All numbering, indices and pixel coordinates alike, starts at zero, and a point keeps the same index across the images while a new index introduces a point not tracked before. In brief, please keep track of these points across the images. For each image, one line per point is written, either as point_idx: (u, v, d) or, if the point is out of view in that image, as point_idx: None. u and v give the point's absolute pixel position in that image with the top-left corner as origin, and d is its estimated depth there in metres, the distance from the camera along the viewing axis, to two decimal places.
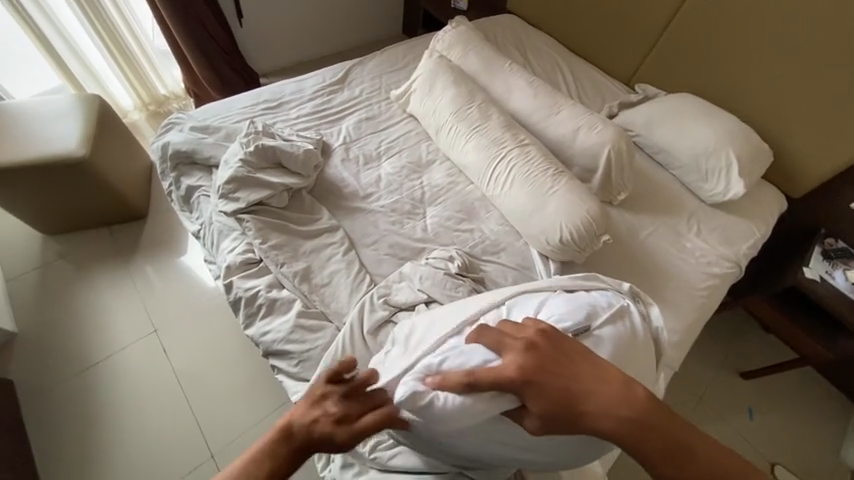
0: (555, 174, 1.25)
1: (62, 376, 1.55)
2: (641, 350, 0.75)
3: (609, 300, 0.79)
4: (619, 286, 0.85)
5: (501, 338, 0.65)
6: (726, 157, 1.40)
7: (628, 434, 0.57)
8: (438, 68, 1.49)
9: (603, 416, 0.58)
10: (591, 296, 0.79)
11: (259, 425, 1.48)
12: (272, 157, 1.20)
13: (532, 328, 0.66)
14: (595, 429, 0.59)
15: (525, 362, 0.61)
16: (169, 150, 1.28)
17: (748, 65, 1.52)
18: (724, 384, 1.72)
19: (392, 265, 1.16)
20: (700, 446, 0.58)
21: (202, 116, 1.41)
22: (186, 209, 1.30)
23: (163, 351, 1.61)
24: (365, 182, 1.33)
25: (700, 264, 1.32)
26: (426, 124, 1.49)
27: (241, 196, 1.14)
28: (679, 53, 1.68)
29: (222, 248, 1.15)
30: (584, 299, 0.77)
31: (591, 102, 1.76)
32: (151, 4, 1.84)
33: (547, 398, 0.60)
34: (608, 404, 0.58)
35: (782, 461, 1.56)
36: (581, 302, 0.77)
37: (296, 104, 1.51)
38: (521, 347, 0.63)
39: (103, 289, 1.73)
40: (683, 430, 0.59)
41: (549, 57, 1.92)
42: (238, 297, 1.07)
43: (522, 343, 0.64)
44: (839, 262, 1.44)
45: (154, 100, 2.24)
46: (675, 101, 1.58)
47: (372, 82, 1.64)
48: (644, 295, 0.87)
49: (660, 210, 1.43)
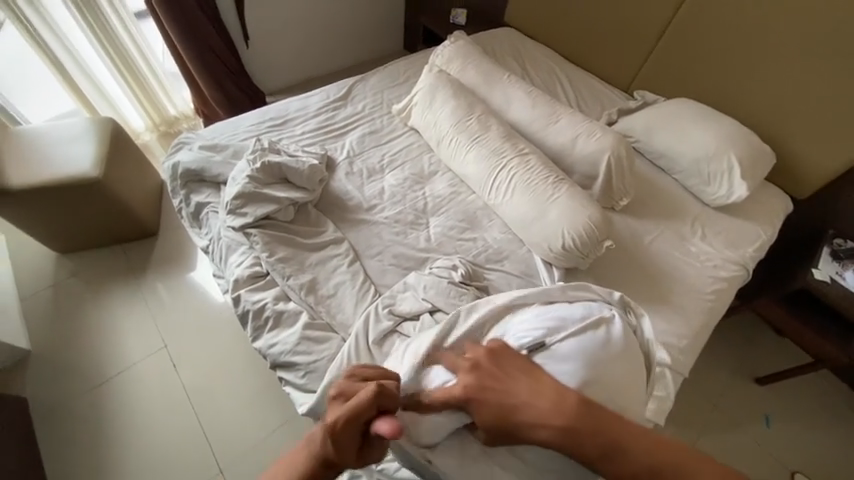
0: (555, 181, 1.27)
1: (75, 392, 1.57)
2: (624, 358, 0.78)
3: (587, 311, 0.82)
4: (609, 297, 0.90)
5: (455, 360, 0.74)
6: (728, 161, 1.41)
7: (563, 444, 0.61)
8: (438, 82, 1.53)
9: (538, 428, 0.62)
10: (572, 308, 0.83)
11: (267, 439, 1.49)
12: (278, 173, 1.24)
13: (481, 348, 0.72)
14: (532, 439, 0.63)
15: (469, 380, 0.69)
16: (179, 169, 1.32)
17: (745, 69, 1.54)
18: (738, 390, 1.68)
19: (396, 275, 1.17)
20: (639, 453, 0.59)
21: (211, 135, 1.46)
22: (195, 225, 1.33)
23: (173, 366, 1.63)
24: (368, 194, 1.35)
25: (705, 268, 1.31)
26: (427, 136, 1.52)
27: (248, 211, 1.17)
28: (676, 60, 1.70)
29: (230, 262, 1.18)
30: (554, 312, 0.81)
31: (590, 110, 1.78)
32: (162, 30, 1.93)
33: (488, 413, 0.66)
34: (542, 415, 0.62)
35: (802, 469, 1.52)
36: (550, 316, 0.81)
37: (301, 121, 1.55)
38: (467, 366, 0.70)
39: (115, 306, 1.77)
40: (623, 440, 0.60)
41: (547, 67, 1.95)
42: (246, 310, 1.09)
43: (469, 363, 0.71)
44: (849, 262, 1.42)
45: (164, 120, 2.31)
46: (674, 106, 1.60)
47: (374, 97, 1.68)
48: (636, 304, 0.95)
49: (663, 215, 1.43)
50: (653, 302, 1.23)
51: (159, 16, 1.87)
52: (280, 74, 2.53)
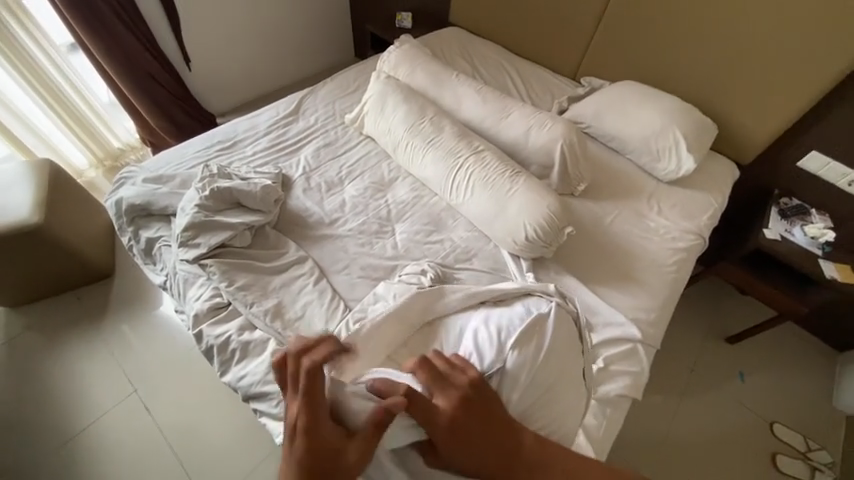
0: (512, 174, 1.28)
1: (37, 457, 1.45)
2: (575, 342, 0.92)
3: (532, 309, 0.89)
4: (547, 289, 1.00)
5: (439, 380, 0.68)
6: (673, 136, 1.47)
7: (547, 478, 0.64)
8: (387, 88, 1.52)
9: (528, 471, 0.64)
10: (513, 312, 0.90)
11: (255, 473, 1.42)
12: (230, 198, 1.19)
13: (464, 377, 0.69)
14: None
15: (459, 418, 0.65)
16: (123, 205, 1.25)
17: (678, 47, 1.61)
18: (713, 353, 1.75)
19: (365, 287, 1.15)
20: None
21: (155, 165, 1.39)
22: (149, 262, 1.27)
23: (145, 411, 1.54)
24: (329, 208, 1.33)
25: (664, 241, 1.36)
26: (383, 143, 1.50)
27: (201, 241, 1.12)
28: (615, 44, 1.76)
29: (189, 296, 1.12)
30: (503, 315, 0.89)
31: (541, 100, 1.82)
32: (93, 60, 1.84)
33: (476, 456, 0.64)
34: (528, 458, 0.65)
35: (780, 420, 1.61)
36: (498, 319, 0.88)
37: (252, 140, 1.51)
38: (456, 397, 0.67)
39: (74, 357, 1.65)
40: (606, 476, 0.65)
41: (495, 62, 1.98)
42: (210, 345, 1.04)
43: (457, 393, 0.67)
44: (796, 219, 1.53)
45: (110, 154, 2.20)
46: (618, 89, 1.65)
47: (326, 108, 1.65)
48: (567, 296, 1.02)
49: (621, 194, 1.48)
50: (620, 280, 1.26)
51: (90, 48, 1.78)
52: (229, 93, 2.45)
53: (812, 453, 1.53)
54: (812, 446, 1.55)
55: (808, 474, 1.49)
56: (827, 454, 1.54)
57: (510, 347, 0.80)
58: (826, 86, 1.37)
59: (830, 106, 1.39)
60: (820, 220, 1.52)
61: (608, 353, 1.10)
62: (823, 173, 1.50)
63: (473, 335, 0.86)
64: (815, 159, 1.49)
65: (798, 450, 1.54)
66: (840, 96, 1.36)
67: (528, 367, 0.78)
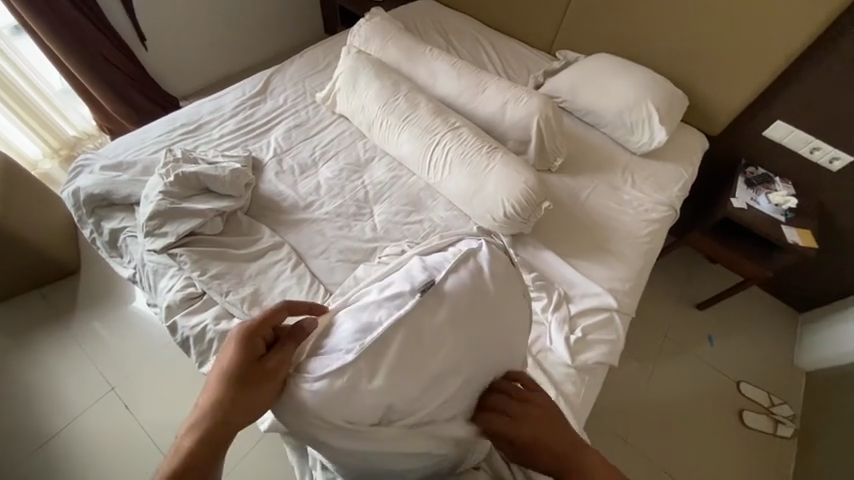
0: (490, 151, 1.28)
1: (14, 461, 1.40)
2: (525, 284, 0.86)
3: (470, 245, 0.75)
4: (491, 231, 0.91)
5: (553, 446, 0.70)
6: (647, 108, 1.48)
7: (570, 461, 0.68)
8: (359, 63, 1.46)
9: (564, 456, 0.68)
10: (446, 252, 0.75)
11: (251, 453, 1.40)
12: (196, 184, 1.13)
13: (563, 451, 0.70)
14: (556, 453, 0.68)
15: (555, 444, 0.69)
16: (81, 196, 1.18)
17: (651, 18, 1.60)
18: (685, 318, 1.84)
19: (345, 270, 1.13)
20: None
21: (114, 152, 1.31)
22: (115, 255, 1.21)
23: (125, 407, 1.50)
24: (303, 192, 1.29)
25: (638, 213, 1.39)
26: (357, 122, 1.46)
27: (169, 230, 1.07)
28: (589, 16, 1.73)
29: (160, 288, 1.08)
30: (441, 254, 0.74)
31: (517, 75, 1.79)
32: (43, 45, 1.70)
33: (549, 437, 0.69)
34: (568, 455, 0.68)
35: (746, 377, 1.71)
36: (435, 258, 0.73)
37: (218, 123, 1.43)
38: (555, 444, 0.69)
39: (44, 358, 1.58)
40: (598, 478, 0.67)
41: (469, 36, 1.93)
42: (185, 336, 1.01)
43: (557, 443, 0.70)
44: (761, 188, 1.59)
45: (65, 143, 2.06)
46: (592, 62, 1.64)
47: (295, 87, 1.58)
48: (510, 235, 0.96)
49: (596, 168, 1.49)
50: (597, 253, 1.29)
51: (33, 26, 1.62)
52: (190, 74, 2.31)
53: (774, 407, 1.65)
54: (775, 401, 1.67)
55: (772, 426, 1.62)
56: (788, 407, 1.66)
57: (445, 277, 0.68)
58: (791, 55, 1.39)
59: (795, 75, 1.42)
60: (784, 188, 1.58)
61: (586, 323, 1.14)
62: (787, 141, 1.55)
63: (406, 270, 0.72)
64: (780, 128, 1.54)
65: (762, 404, 1.66)
66: (803, 65, 1.40)
67: (469, 297, 0.67)
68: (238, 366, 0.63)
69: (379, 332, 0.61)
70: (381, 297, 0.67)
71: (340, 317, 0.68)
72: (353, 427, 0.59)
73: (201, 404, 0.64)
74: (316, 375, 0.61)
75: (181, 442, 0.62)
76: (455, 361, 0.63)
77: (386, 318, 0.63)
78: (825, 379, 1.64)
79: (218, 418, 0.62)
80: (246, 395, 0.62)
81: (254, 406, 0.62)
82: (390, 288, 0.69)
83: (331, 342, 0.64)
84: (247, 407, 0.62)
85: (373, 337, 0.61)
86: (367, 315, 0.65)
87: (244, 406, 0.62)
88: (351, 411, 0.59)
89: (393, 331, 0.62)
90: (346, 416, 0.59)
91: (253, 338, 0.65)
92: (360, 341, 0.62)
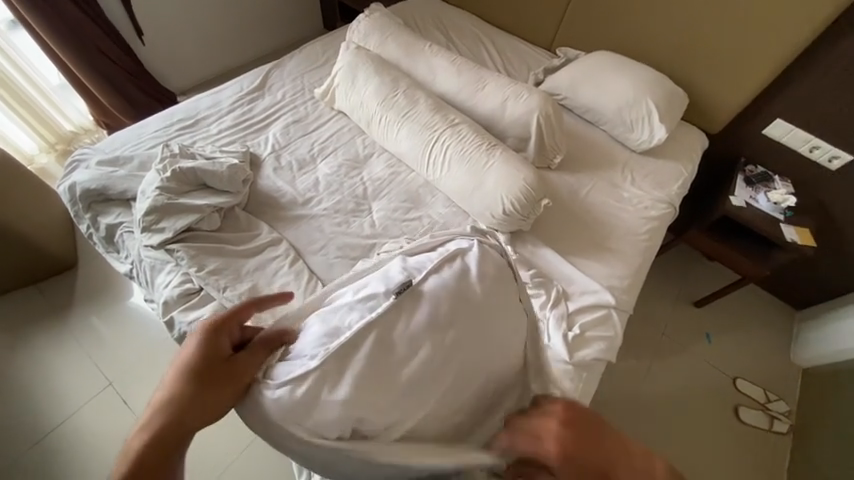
0: (489, 147, 1.27)
1: (13, 456, 1.40)
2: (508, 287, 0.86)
3: (456, 247, 0.77)
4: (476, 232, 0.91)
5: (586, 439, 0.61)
6: (646, 106, 1.48)
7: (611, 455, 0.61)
8: (357, 59, 1.45)
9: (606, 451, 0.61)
10: (430, 255, 0.77)
11: (248, 449, 1.40)
12: (194, 179, 1.13)
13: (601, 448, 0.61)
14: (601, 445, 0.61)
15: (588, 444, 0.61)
16: (77, 191, 1.17)
17: (653, 15, 1.59)
18: (683, 316, 1.84)
19: (344, 266, 1.13)
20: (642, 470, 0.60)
21: (110, 147, 1.30)
22: (112, 250, 1.21)
23: (123, 402, 1.50)
24: (302, 188, 1.28)
25: (637, 211, 1.39)
26: (356, 118, 1.45)
27: (166, 225, 1.06)
28: (590, 12, 1.72)
29: (157, 284, 1.08)
30: (425, 257, 0.76)
31: (517, 71, 1.78)
32: (38, 38, 1.68)
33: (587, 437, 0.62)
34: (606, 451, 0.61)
35: (744, 375, 1.72)
36: (419, 262, 0.75)
37: (216, 118, 1.42)
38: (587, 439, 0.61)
39: (41, 353, 1.58)
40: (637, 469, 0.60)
41: (469, 32, 1.92)
42: (182, 332, 1.01)
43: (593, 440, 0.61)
44: (760, 186, 1.59)
45: (61, 138, 2.05)
46: (592, 59, 1.63)
47: (294, 83, 1.57)
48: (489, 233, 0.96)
49: (595, 166, 1.49)
50: (595, 250, 1.29)
51: (28, 20, 1.61)
52: (188, 69, 2.29)
53: (770, 404, 1.66)
54: (771, 399, 1.68)
55: (768, 422, 1.62)
56: (784, 403, 1.67)
57: (425, 278, 0.70)
58: (792, 53, 1.39)
59: (797, 72, 1.42)
60: (782, 186, 1.58)
61: (584, 320, 1.14)
62: (787, 139, 1.55)
63: (384, 271, 0.74)
64: (780, 126, 1.54)
65: (759, 402, 1.67)
66: (804, 63, 1.40)
67: (448, 297, 0.68)
68: (201, 361, 0.60)
69: (348, 334, 0.63)
70: (355, 299, 0.69)
71: (309, 323, 0.69)
72: (315, 439, 0.58)
73: (151, 407, 0.57)
74: (278, 381, 0.61)
75: (128, 447, 0.54)
76: (443, 356, 0.65)
77: (357, 321, 0.65)
78: (821, 376, 1.65)
79: (170, 421, 0.55)
80: (206, 392, 0.59)
81: (214, 406, 0.58)
82: (364, 290, 0.71)
83: (297, 347, 0.65)
84: (207, 407, 0.58)
85: (341, 340, 0.63)
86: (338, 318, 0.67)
87: (204, 405, 0.58)
88: (311, 421, 0.59)
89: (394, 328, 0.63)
90: (305, 430, 0.59)
91: (220, 334, 0.63)
92: (326, 344, 0.63)
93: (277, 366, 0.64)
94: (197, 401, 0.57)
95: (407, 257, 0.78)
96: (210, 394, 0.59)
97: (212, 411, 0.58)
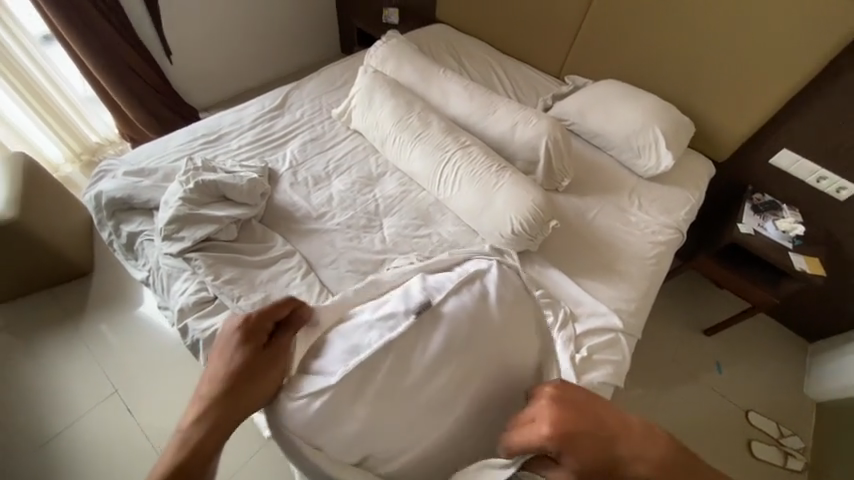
0: (499, 169, 1.31)
1: (15, 460, 1.40)
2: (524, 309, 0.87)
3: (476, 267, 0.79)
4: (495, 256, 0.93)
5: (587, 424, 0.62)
6: (653, 133, 1.52)
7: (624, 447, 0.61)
8: (374, 82, 1.53)
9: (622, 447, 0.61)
10: (450, 274, 0.78)
11: (247, 464, 1.38)
12: (215, 191, 1.17)
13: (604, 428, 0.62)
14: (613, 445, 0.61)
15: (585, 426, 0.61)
16: (103, 199, 1.22)
17: (658, 48, 1.66)
18: (692, 343, 1.82)
19: (354, 280, 1.15)
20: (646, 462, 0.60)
21: (137, 158, 1.36)
22: (130, 257, 1.24)
23: (127, 411, 1.50)
24: (316, 203, 1.32)
25: (645, 235, 1.40)
26: (371, 138, 1.51)
27: (186, 235, 1.10)
28: (598, 44, 1.79)
29: (173, 291, 1.11)
30: (446, 276, 0.77)
31: (526, 97, 1.85)
32: (73, 54, 1.79)
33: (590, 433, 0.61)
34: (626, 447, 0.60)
35: (755, 407, 1.68)
36: (440, 281, 0.76)
37: (238, 134, 1.49)
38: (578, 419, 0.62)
39: (52, 357, 1.60)
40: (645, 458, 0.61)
41: (481, 59, 2.00)
42: (195, 339, 1.04)
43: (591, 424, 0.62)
44: (768, 214, 1.60)
45: (87, 149, 2.13)
46: (600, 87, 1.69)
47: (313, 103, 1.64)
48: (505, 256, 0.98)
49: (603, 190, 1.52)
50: (603, 273, 1.30)
51: (68, 40, 1.72)
52: (212, 88, 2.41)
53: (784, 439, 1.61)
54: (784, 433, 1.63)
55: (781, 458, 1.57)
56: (798, 439, 1.62)
57: (444, 299, 0.72)
58: (795, 86, 1.43)
59: (800, 105, 1.46)
60: (791, 215, 1.59)
61: (591, 343, 1.14)
62: (793, 169, 1.57)
63: (404, 289, 0.75)
64: (786, 157, 1.56)
65: (771, 436, 1.62)
66: (808, 95, 1.43)
67: (459, 317, 0.69)
68: (242, 361, 0.67)
69: (367, 353, 0.65)
70: (375, 317, 0.70)
71: (331, 338, 0.72)
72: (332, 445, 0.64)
73: (200, 401, 0.66)
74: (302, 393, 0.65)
75: (183, 439, 0.63)
76: (448, 371, 0.66)
77: (377, 340, 0.67)
78: (836, 411, 1.61)
79: (219, 413, 0.65)
80: (247, 390, 0.66)
81: (257, 398, 0.67)
82: (382, 307, 0.73)
83: (321, 362, 0.68)
84: (250, 400, 0.66)
85: (359, 360, 0.65)
86: (357, 336, 0.69)
87: (247, 400, 0.66)
88: (324, 438, 0.65)
89: (402, 342, 0.65)
90: (317, 443, 0.65)
91: (253, 336, 0.69)
92: (347, 362, 0.66)
93: (298, 383, 0.68)
94: (243, 394, 0.66)
95: (426, 275, 0.80)
96: (252, 387, 0.67)
97: (256, 402, 0.67)
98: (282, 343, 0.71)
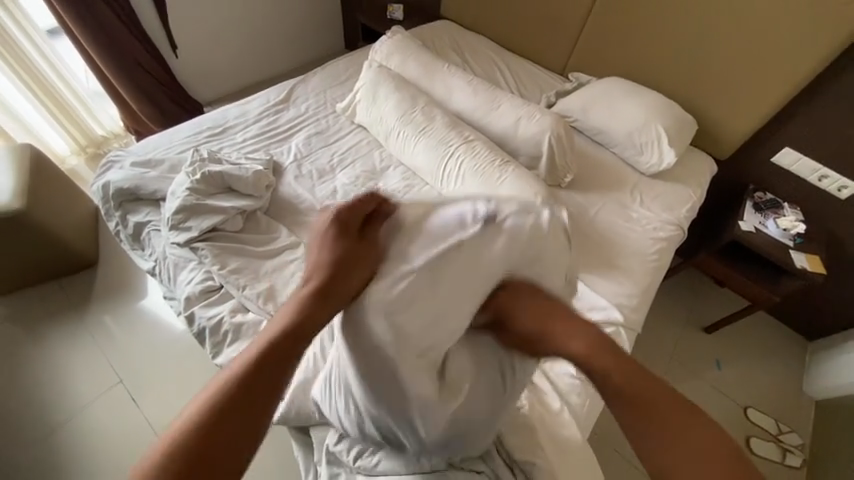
0: (502, 164, 1.32)
1: (23, 447, 1.42)
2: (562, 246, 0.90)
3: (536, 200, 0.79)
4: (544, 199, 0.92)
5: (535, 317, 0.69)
6: (656, 130, 1.53)
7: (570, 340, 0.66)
8: (379, 77, 1.53)
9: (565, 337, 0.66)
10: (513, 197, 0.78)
11: None
12: (221, 182, 1.19)
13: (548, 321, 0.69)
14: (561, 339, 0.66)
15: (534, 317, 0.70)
16: (110, 189, 1.24)
17: (661, 45, 1.66)
18: (692, 340, 1.83)
19: None
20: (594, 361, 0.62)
21: (143, 150, 1.37)
22: (137, 247, 1.26)
23: (132, 400, 1.52)
24: (321, 195, 1.33)
25: (646, 231, 1.41)
26: (375, 132, 1.52)
27: (193, 225, 1.12)
28: (601, 41, 1.80)
29: (180, 281, 1.12)
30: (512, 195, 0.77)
31: (530, 93, 1.85)
32: (79, 46, 1.80)
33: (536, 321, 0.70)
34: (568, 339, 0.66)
35: (754, 404, 1.69)
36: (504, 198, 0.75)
37: (243, 127, 1.50)
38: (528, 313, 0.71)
39: (59, 346, 1.62)
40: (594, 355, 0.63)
41: (485, 56, 2.00)
42: (201, 327, 1.05)
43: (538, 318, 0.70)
44: (769, 212, 1.61)
45: (92, 141, 2.15)
46: (603, 84, 1.69)
47: (317, 97, 1.65)
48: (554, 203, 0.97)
49: (605, 186, 1.53)
50: (605, 268, 1.31)
51: (74, 32, 1.74)
52: (216, 82, 2.42)
53: (783, 436, 1.62)
54: (782, 429, 1.64)
55: (779, 454, 1.58)
56: (796, 435, 1.63)
57: (507, 216, 0.73)
58: (798, 85, 1.44)
59: (803, 103, 1.46)
60: (792, 213, 1.60)
61: None
62: (795, 168, 1.58)
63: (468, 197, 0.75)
64: (789, 155, 1.57)
65: (770, 432, 1.63)
66: (811, 94, 1.44)
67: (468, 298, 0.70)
68: (342, 249, 0.69)
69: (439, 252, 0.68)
70: (444, 219, 0.71)
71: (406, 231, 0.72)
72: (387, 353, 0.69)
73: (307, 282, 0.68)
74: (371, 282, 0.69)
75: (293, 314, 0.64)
76: None
77: (445, 242, 0.69)
78: (834, 408, 1.62)
79: (323, 292, 0.65)
80: (345, 271, 0.68)
81: (354, 278, 0.68)
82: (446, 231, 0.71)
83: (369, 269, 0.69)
84: (348, 281, 0.67)
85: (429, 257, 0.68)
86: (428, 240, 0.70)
87: (346, 279, 0.67)
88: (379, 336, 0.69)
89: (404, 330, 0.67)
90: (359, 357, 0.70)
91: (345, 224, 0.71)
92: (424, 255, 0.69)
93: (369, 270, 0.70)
94: (343, 272, 0.68)
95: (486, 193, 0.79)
96: (348, 267, 0.68)
97: (355, 281, 0.68)
98: (373, 232, 0.72)
